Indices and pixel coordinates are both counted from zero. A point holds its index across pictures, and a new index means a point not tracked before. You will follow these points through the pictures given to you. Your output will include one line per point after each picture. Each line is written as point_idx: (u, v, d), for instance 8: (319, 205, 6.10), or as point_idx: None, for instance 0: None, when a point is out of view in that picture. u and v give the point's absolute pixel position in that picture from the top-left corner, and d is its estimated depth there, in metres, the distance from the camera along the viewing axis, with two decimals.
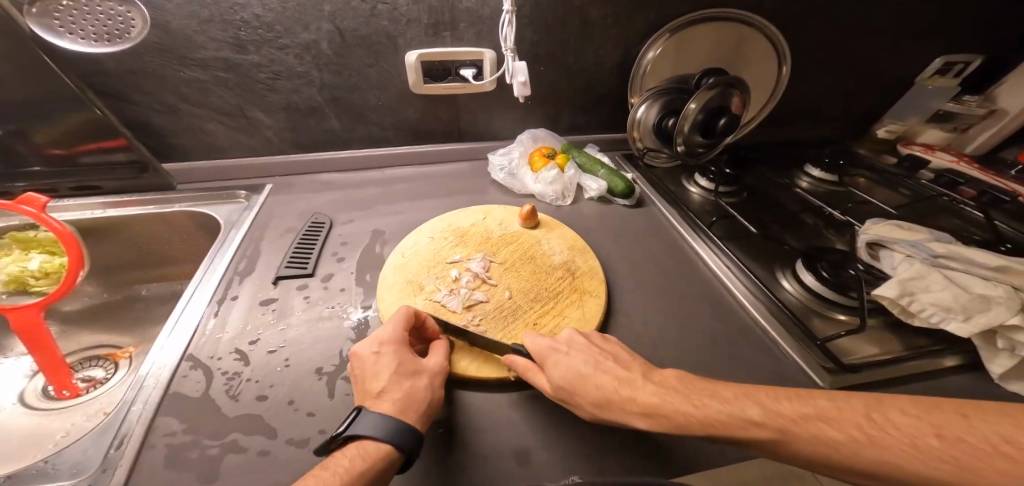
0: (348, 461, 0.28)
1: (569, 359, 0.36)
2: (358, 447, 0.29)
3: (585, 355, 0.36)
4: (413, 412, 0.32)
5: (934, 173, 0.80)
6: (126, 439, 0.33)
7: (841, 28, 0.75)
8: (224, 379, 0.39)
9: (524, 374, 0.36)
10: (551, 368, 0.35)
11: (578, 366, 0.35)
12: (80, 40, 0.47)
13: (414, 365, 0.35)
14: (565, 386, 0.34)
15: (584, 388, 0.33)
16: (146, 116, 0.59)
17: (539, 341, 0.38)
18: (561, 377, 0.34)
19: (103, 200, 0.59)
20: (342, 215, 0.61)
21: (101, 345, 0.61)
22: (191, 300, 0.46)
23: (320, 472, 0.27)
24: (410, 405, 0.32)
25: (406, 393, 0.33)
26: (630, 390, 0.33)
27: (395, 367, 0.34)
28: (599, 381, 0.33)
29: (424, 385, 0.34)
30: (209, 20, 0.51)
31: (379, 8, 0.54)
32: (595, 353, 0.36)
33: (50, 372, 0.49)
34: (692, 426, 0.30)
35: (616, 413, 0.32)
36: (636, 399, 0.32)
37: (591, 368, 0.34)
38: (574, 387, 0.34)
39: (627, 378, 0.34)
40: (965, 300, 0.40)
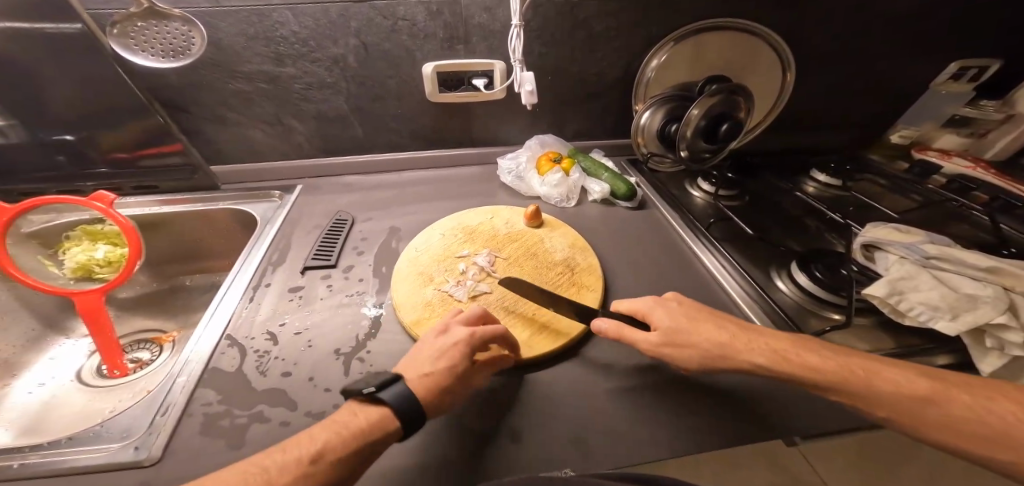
0: (363, 422, 0.32)
1: (671, 311, 0.40)
2: (376, 412, 0.32)
3: (686, 311, 0.40)
4: (440, 394, 0.35)
5: (946, 178, 0.80)
6: (169, 408, 0.39)
7: (848, 34, 0.76)
8: (256, 356, 0.44)
9: (620, 335, 0.41)
10: (661, 321, 0.40)
11: (678, 320, 0.39)
12: (150, 56, 0.54)
13: (473, 354, 0.38)
14: (675, 335, 0.38)
15: (676, 325, 0.39)
16: (197, 123, 0.66)
17: (642, 300, 0.43)
18: (671, 323, 0.39)
19: (158, 198, 0.67)
20: (363, 214, 0.66)
21: (149, 329, 0.68)
22: (229, 288, 0.52)
23: (340, 430, 0.31)
24: (441, 383, 0.35)
25: (448, 372, 0.36)
26: (740, 338, 0.37)
27: (455, 348, 0.37)
28: (707, 332, 0.38)
29: (463, 373, 0.37)
30: (254, 37, 0.58)
31: (400, 24, 0.60)
32: (693, 311, 0.41)
33: (105, 351, 0.55)
34: (820, 365, 0.34)
35: (717, 359, 0.36)
36: (736, 343, 0.37)
37: (686, 320, 0.39)
38: (681, 335, 0.38)
39: (724, 327, 0.38)
40: (954, 299, 0.42)
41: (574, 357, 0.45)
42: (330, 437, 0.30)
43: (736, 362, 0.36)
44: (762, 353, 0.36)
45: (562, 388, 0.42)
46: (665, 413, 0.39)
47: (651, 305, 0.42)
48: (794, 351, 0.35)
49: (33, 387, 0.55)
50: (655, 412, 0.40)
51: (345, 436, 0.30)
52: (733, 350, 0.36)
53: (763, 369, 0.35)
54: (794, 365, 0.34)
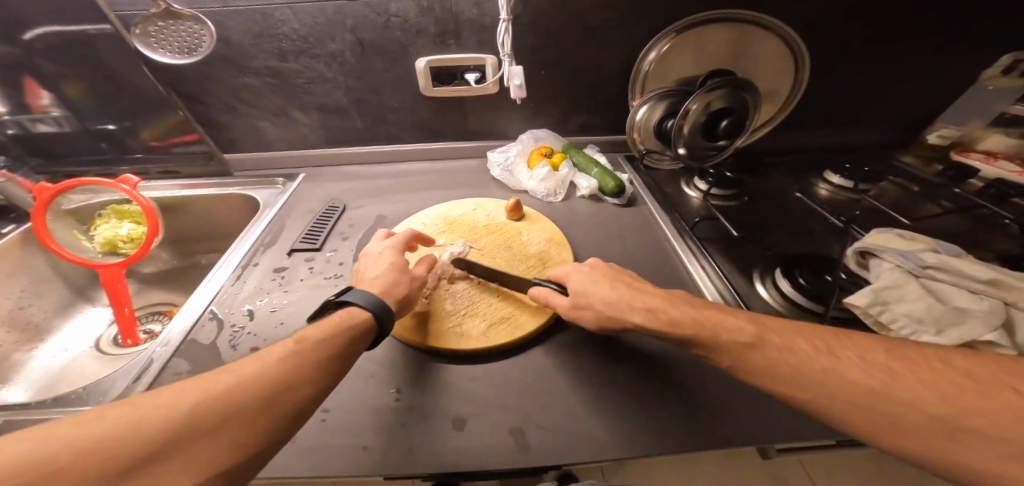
0: (343, 317, 0.37)
1: (583, 275, 0.44)
2: (348, 308, 0.39)
3: (596, 275, 0.44)
4: (390, 297, 0.43)
5: (984, 182, 0.72)
6: (144, 375, 0.42)
7: (872, 25, 0.70)
8: (231, 331, 0.48)
9: (547, 300, 0.45)
10: (574, 284, 0.44)
11: (583, 283, 0.43)
12: (168, 53, 0.60)
13: (404, 265, 0.46)
14: (580, 299, 0.42)
15: (595, 293, 0.42)
16: (213, 115, 0.72)
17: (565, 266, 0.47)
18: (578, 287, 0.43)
19: (179, 182, 0.74)
20: (355, 202, 0.70)
21: (166, 302, 0.76)
22: (220, 267, 0.57)
23: (325, 323, 0.36)
24: (390, 290, 0.43)
25: (391, 281, 0.44)
26: (638, 299, 0.39)
27: (391, 265, 0.46)
28: (601, 291, 0.41)
29: (404, 280, 0.45)
30: (259, 35, 0.63)
31: (392, 20, 0.63)
32: (604, 272, 0.44)
33: (121, 322, 0.61)
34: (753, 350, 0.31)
35: (611, 320, 0.40)
36: (625, 303, 0.39)
37: (593, 282, 0.43)
38: (584, 293, 0.42)
39: (622, 288, 0.41)
40: (942, 312, 0.38)
41: (530, 350, 0.46)
42: (314, 328, 0.35)
43: (626, 323, 0.39)
44: (649, 317, 0.38)
45: (512, 379, 0.42)
46: (609, 412, 0.39)
47: (572, 271, 0.45)
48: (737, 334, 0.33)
49: (58, 352, 0.63)
50: (599, 409, 0.39)
51: (326, 325, 0.35)
52: (623, 311, 0.39)
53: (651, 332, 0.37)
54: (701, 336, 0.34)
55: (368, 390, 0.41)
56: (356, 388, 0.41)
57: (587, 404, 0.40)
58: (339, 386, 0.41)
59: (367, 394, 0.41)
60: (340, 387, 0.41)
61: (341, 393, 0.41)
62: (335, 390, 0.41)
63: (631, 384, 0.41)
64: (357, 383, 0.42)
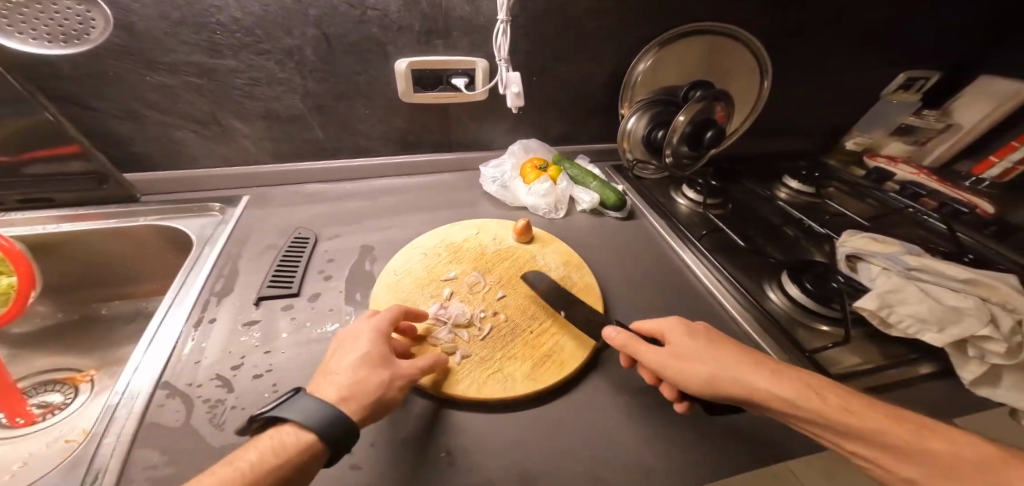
0: (263, 451, 0.26)
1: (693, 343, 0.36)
2: (289, 434, 0.27)
3: (708, 335, 0.36)
4: (352, 405, 0.30)
5: (898, 185, 0.86)
6: (100, 476, 0.30)
7: (818, 44, 0.78)
8: (207, 407, 0.35)
9: (629, 347, 0.37)
10: (676, 341, 0.36)
11: (696, 343, 0.36)
12: (33, 40, 0.44)
13: (387, 360, 0.34)
14: (686, 356, 0.35)
15: (688, 355, 0.35)
16: (107, 123, 0.54)
17: (658, 320, 0.39)
18: (680, 350, 0.35)
19: (57, 214, 0.54)
20: (328, 229, 0.58)
21: (57, 368, 0.54)
22: (163, 323, 0.42)
23: (232, 468, 0.25)
24: (355, 394, 0.30)
25: (359, 380, 0.31)
26: (772, 366, 0.33)
27: (362, 356, 0.33)
28: (721, 354, 0.34)
29: (378, 380, 0.32)
30: (182, 22, 0.48)
31: (368, 14, 0.52)
32: (718, 343, 0.36)
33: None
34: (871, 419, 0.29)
35: (721, 385, 0.33)
36: (762, 368, 0.33)
37: (706, 342, 0.36)
38: (693, 355, 0.35)
39: (748, 356, 0.34)
40: (940, 311, 0.43)
41: (579, 386, 0.41)
42: (213, 475, 0.24)
43: (752, 389, 0.32)
44: (789, 384, 0.31)
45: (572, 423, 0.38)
46: (681, 449, 0.36)
47: (674, 326, 0.38)
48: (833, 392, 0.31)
49: None
50: (670, 447, 0.37)
51: (233, 473, 0.24)
52: (754, 376, 0.32)
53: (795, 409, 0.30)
54: (830, 403, 0.30)
55: (413, 456, 0.34)
56: (395, 463, 0.33)
57: (658, 440, 0.37)
58: (375, 457, 0.33)
59: (413, 463, 0.33)
60: (376, 459, 0.33)
61: (381, 468, 0.32)
62: (372, 463, 0.33)
63: (692, 410, 0.40)
64: (396, 449, 0.34)
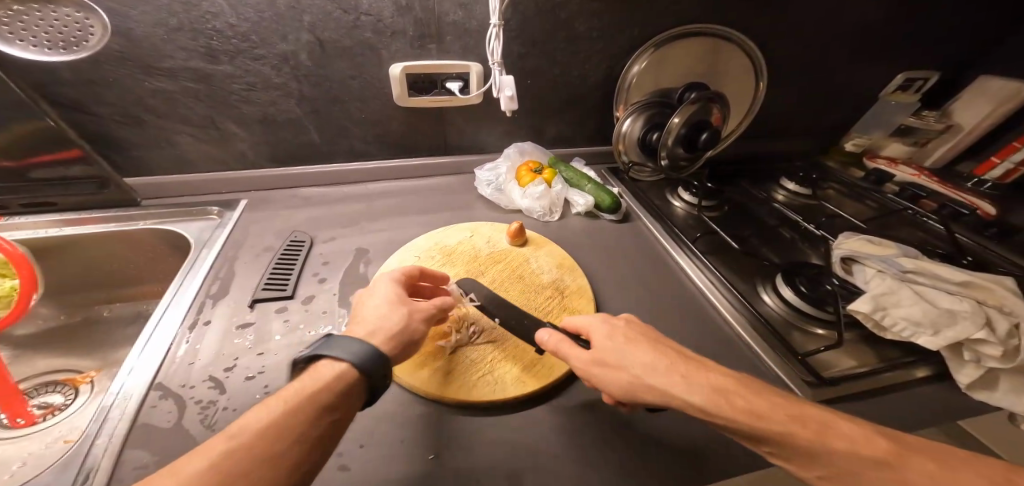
0: (306, 386, 0.28)
1: (614, 345, 0.34)
2: (332, 366, 0.29)
3: (627, 334, 0.35)
4: (382, 338, 0.33)
5: (898, 186, 0.85)
6: (92, 475, 0.30)
7: (813, 45, 0.78)
8: (199, 407, 0.36)
9: (559, 349, 0.36)
10: (602, 344, 0.35)
11: (614, 343, 0.34)
12: (33, 47, 0.45)
13: (404, 300, 0.37)
14: (608, 360, 0.33)
15: (628, 360, 0.33)
16: (106, 128, 0.55)
17: (588, 317, 0.38)
18: (606, 348, 0.34)
19: (58, 217, 0.55)
20: (323, 232, 0.59)
21: (58, 370, 0.55)
22: (159, 325, 0.43)
23: (281, 396, 0.26)
24: (382, 331, 0.33)
25: (386, 318, 0.34)
26: (691, 368, 0.31)
27: (388, 299, 0.36)
28: (639, 354, 0.33)
29: (401, 315, 0.35)
30: (178, 28, 0.49)
31: (361, 19, 0.53)
32: (638, 333, 0.35)
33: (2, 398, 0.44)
34: (770, 414, 0.27)
35: (640, 391, 0.31)
36: (677, 372, 0.31)
37: (622, 342, 0.34)
38: (615, 358, 0.33)
39: (667, 356, 0.33)
40: (935, 315, 0.42)
41: (569, 387, 0.41)
42: (262, 409, 0.25)
43: (671, 396, 0.30)
44: (699, 388, 0.30)
45: (561, 425, 0.38)
46: (669, 451, 0.36)
47: (599, 325, 0.37)
48: (741, 393, 0.29)
49: None
50: (659, 449, 0.37)
51: (280, 403, 0.26)
52: (671, 380, 0.30)
53: (702, 412, 0.29)
54: (736, 408, 0.28)
55: (401, 457, 0.34)
56: (382, 465, 0.33)
57: (648, 440, 0.37)
58: (362, 458, 0.33)
59: (400, 464, 0.33)
60: (363, 461, 0.33)
61: (367, 470, 0.32)
62: (359, 464, 0.33)
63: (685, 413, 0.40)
64: (383, 450, 0.34)
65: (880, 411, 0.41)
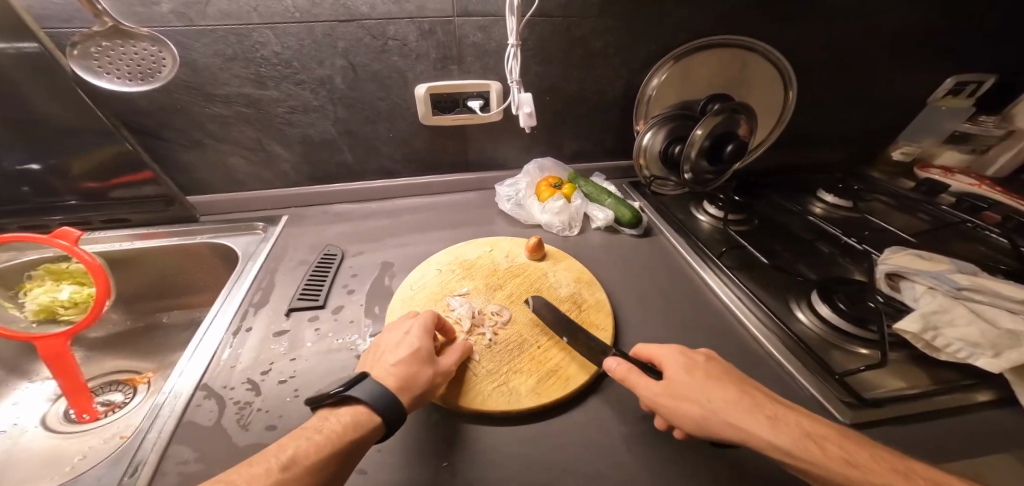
0: (336, 422, 0.32)
1: (692, 375, 0.34)
2: (352, 409, 0.33)
3: (706, 369, 0.35)
4: (406, 393, 0.35)
5: (954, 196, 0.79)
6: (141, 467, 0.33)
7: (846, 49, 0.75)
8: (236, 408, 0.39)
9: (627, 377, 0.35)
10: (675, 373, 0.34)
11: (694, 378, 0.34)
12: (117, 79, 0.49)
13: (429, 355, 0.38)
14: (680, 392, 0.33)
15: (705, 396, 0.32)
16: (172, 151, 0.62)
17: (668, 346, 0.37)
18: (681, 375, 0.34)
19: (132, 232, 0.63)
20: (353, 247, 0.62)
21: (121, 370, 0.62)
22: (209, 330, 0.47)
23: (314, 433, 0.30)
24: (407, 386, 0.35)
25: (409, 374, 0.36)
26: (779, 413, 0.31)
27: (412, 351, 0.38)
28: (717, 391, 0.32)
29: (421, 371, 0.37)
30: (233, 58, 0.55)
31: (389, 44, 0.58)
32: (719, 368, 0.35)
33: (71, 394, 0.50)
34: (873, 466, 0.28)
35: (714, 427, 0.31)
36: (765, 415, 0.30)
37: (702, 377, 0.34)
38: (696, 389, 0.33)
39: (750, 396, 0.32)
40: (994, 336, 0.38)
41: (584, 401, 0.41)
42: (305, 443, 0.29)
43: (752, 437, 0.29)
44: (786, 433, 0.29)
45: (575, 439, 0.37)
46: (690, 473, 0.35)
47: (674, 355, 0.36)
48: (833, 440, 0.29)
49: (6, 427, 0.51)
50: (679, 472, 0.35)
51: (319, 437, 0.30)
52: (757, 424, 0.30)
53: (786, 456, 0.29)
54: (830, 456, 0.28)
55: (417, 466, 0.35)
56: (397, 470, 0.34)
57: (668, 461, 0.36)
58: (377, 464, 0.35)
59: (412, 474, 0.34)
60: (379, 467, 0.34)
61: (384, 476, 0.34)
62: (376, 469, 0.34)
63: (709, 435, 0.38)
64: (398, 460, 0.35)
65: (935, 441, 0.37)
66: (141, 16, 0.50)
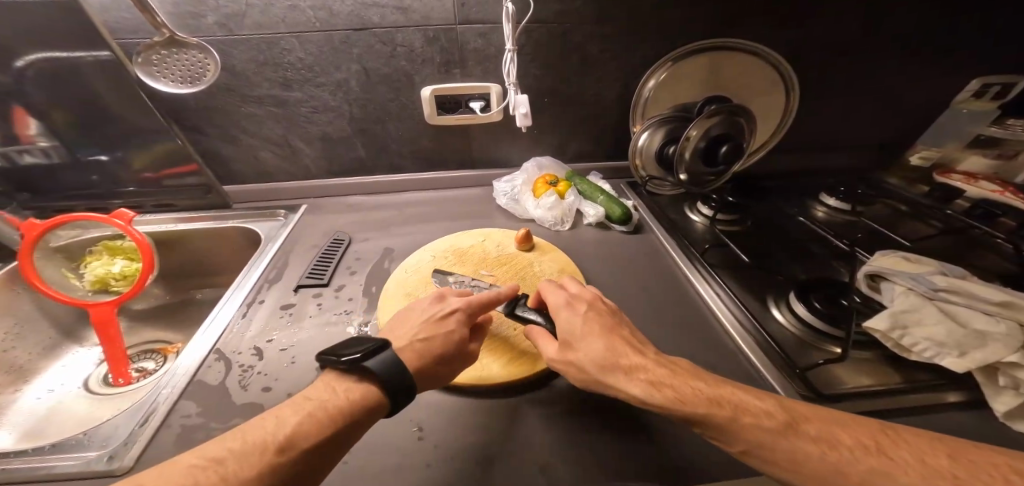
0: (339, 403, 0.34)
1: (574, 331, 0.40)
2: (359, 388, 0.35)
3: (585, 323, 0.41)
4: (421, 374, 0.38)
5: (970, 203, 0.76)
6: (151, 418, 0.39)
7: (857, 50, 0.74)
8: (240, 370, 0.45)
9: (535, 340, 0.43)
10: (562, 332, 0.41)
11: (575, 334, 0.40)
12: (171, 82, 0.58)
13: (461, 341, 0.42)
14: (565, 351, 0.39)
15: (580, 352, 0.38)
16: (213, 145, 0.71)
17: (556, 297, 0.45)
18: (563, 333, 0.40)
19: (176, 215, 0.72)
20: (360, 234, 0.68)
21: (156, 340, 0.71)
22: (226, 302, 0.54)
23: (314, 413, 0.33)
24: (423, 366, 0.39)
25: (429, 355, 0.39)
26: (633, 360, 0.36)
27: (449, 333, 0.41)
28: (588, 344, 0.38)
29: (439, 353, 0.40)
30: (264, 63, 0.63)
31: (398, 50, 0.64)
32: (597, 319, 0.41)
33: (112, 361, 0.58)
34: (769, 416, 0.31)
35: (588, 379, 0.37)
36: (617, 368, 0.36)
37: (580, 332, 0.40)
38: (575, 342, 0.39)
39: (613, 347, 0.38)
40: (961, 335, 0.39)
41: (552, 381, 0.44)
42: (300, 428, 0.32)
43: (616, 389, 0.35)
44: (636, 382, 0.35)
45: (537, 413, 0.41)
46: (643, 449, 0.37)
47: (562, 311, 0.43)
48: (672, 383, 0.34)
49: (43, 393, 0.58)
50: (632, 448, 0.37)
51: (316, 422, 0.32)
52: (614, 375, 0.36)
53: (639, 402, 0.34)
54: (666, 396, 0.33)
55: (391, 428, 0.39)
56: (375, 428, 0.39)
57: (624, 438, 0.38)
58: None
59: (386, 433, 0.38)
60: None
61: (362, 433, 0.38)
62: None
63: (662, 418, 0.40)
64: (375, 422, 0.39)
65: None
66: (192, 28, 0.58)
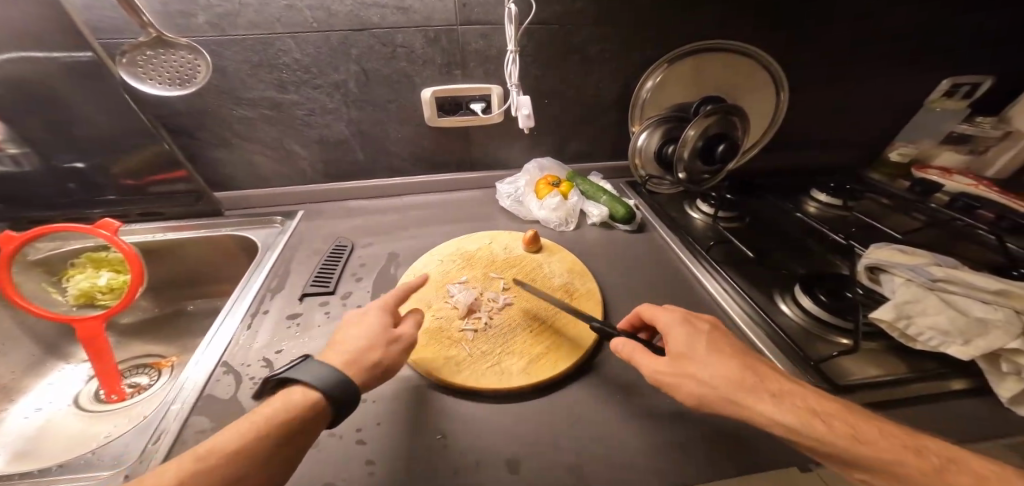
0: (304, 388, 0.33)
1: (701, 350, 0.36)
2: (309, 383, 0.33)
3: (712, 343, 0.36)
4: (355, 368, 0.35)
5: (949, 196, 0.80)
6: (163, 435, 0.37)
7: (841, 51, 0.77)
8: (252, 383, 0.43)
9: (633, 356, 0.37)
10: (678, 348, 0.36)
11: (702, 353, 0.35)
12: (158, 85, 0.55)
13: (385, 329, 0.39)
14: (684, 369, 0.34)
15: (709, 372, 0.34)
16: (202, 150, 0.68)
17: (669, 315, 0.40)
18: (680, 349, 0.36)
19: (163, 224, 0.68)
20: (363, 239, 0.67)
21: (146, 355, 0.67)
22: (229, 313, 0.52)
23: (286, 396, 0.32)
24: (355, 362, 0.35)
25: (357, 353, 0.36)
26: (779, 389, 0.32)
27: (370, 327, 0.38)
28: (719, 367, 0.34)
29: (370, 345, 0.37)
30: (259, 65, 0.60)
31: (398, 51, 0.63)
32: (722, 342, 0.37)
33: (103, 378, 0.54)
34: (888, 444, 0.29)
35: (711, 400, 0.33)
36: (764, 392, 0.32)
37: (706, 351, 0.35)
38: (694, 357, 0.35)
39: (752, 371, 0.34)
40: (963, 324, 0.41)
41: (574, 381, 0.44)
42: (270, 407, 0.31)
43: (757, 413, 0.31)
44: (789, 408, 0.31)
45: (562, 415, 0.40)
46: (669, 445, 0.37)
47: (678, 327, 0.38)
48: (839, 417, 0.30)
49: (29, 412, 0.54)
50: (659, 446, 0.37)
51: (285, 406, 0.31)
52: (757, 396, 0.32)
53: (790, 432, 0.30)
54: (835, 431, 0.29)
55: (415, 437, 0.38)
56: (398, 439, 0.38)
57: (650, 436, 0.38)
58: (379, 434, 0.38)
59: (410, 442, 0.37)
60: (380, 436, 0.38)
61: (386, 444, 0.37)
62: (376, 439, 0.38)
63: (686, 414, 0.40)
64: (399, 432, 0.38)
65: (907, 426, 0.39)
66: (181, 27, 0.55)
